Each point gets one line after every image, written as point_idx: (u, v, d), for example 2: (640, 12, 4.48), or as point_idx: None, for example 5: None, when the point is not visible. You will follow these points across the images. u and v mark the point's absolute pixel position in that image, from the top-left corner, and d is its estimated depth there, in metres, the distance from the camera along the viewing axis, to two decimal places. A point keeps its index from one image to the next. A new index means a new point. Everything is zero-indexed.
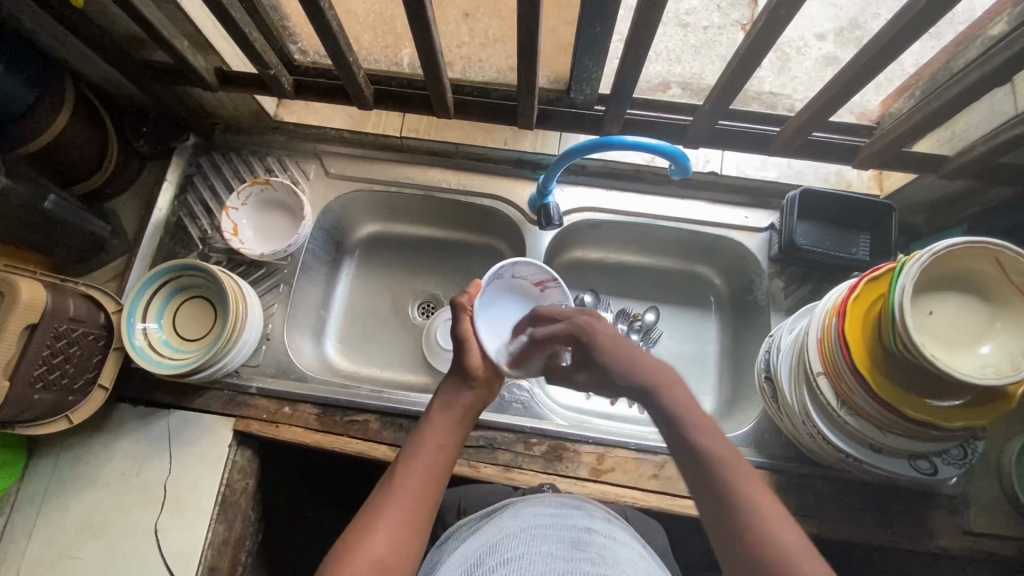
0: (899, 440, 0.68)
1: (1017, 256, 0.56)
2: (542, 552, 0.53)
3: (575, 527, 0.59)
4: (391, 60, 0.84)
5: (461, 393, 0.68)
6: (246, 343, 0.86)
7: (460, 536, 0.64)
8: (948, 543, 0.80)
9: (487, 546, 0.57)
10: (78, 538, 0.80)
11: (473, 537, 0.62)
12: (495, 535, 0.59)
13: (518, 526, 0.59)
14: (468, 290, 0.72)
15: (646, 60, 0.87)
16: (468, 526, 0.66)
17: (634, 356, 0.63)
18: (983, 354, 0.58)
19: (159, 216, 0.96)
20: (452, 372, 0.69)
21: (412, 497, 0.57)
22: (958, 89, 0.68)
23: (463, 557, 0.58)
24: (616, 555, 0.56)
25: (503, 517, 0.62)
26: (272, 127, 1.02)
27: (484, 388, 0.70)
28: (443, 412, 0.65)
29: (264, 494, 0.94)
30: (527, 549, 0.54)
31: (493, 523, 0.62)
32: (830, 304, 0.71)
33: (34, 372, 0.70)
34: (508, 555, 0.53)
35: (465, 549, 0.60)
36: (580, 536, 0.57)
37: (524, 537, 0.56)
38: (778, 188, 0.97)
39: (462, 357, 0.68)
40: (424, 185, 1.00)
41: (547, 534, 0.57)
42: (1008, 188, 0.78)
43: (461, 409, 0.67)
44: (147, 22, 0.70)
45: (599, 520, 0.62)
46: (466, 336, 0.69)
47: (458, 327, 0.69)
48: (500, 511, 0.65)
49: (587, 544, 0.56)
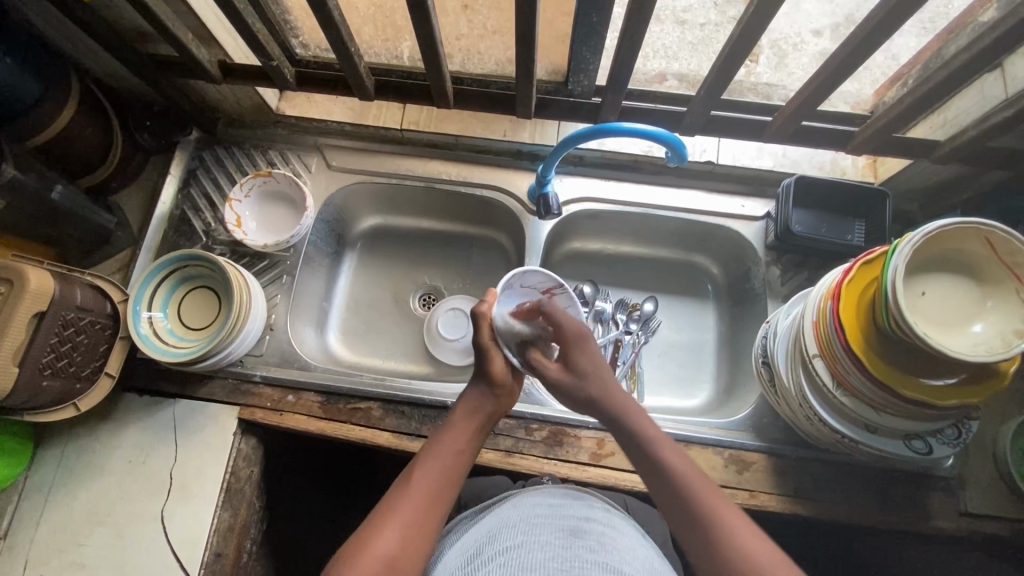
0: (893, 419, 0.69)
1: (1007, 236, 0.57)
2: (541, 540, 0.54)
3: (574, 516, 0.60)
4: (392, 53, 0.85)
5: (486, 400, 0.71)
6: (251, 332, 0.87)
7: (460, 528, 0.66)
8: (944, 523, 0.81)
9: (487, 535, 0.58)
10: (85, 525, 0.82)
11: (475, 526, 0.63)
12: (495, 524, 0.60)
13: (518, 515, 0.60)
14: (487, 299, 0.76)
15: (645, 54, 0.89)
16: (469, 519, 0.67)
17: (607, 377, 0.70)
18: (975, 333, 0.59)
19: (163, 209, 0.97)
20: (477, 381, 0.72)
21: (430, 495, 0.59)
22: (948, 74, 0.69)
23: (464, 546, 0.59)
24: (615, 542, 0.57)
25: (501, 508, 0.64)
26: (275, 121, 1.03)
27: (506, 396, 0.73)
28: (465, 419, 0.68)
29: (270, 483, 0.95)
30: (526, 538, 0.55)
31: (493, 513, 0.63)
32: (825, 287, 0.72)
33: (43, 359, 0.71)
34: (507, 544, 0.55)
35: (464, 539, 0.61)
36: (580, 524, 0.58)
37: (524, 526, 0.57)
38: (773, 177, 0.98)
39: (485, 365, 0.72)
40: (424, 177, 1.01)
41: (546, 523, 0.58)
42: (1000, 172, 0.80)
43: (483, 419, 0.69)
44: (152, 14, 0.72)
45: (597, 510, 0.63)
46: (486, 346, 0.72)
47: (477, 338, 0.72)
48: (499, 503, 0.66)
49: (585, 532, 0.57)
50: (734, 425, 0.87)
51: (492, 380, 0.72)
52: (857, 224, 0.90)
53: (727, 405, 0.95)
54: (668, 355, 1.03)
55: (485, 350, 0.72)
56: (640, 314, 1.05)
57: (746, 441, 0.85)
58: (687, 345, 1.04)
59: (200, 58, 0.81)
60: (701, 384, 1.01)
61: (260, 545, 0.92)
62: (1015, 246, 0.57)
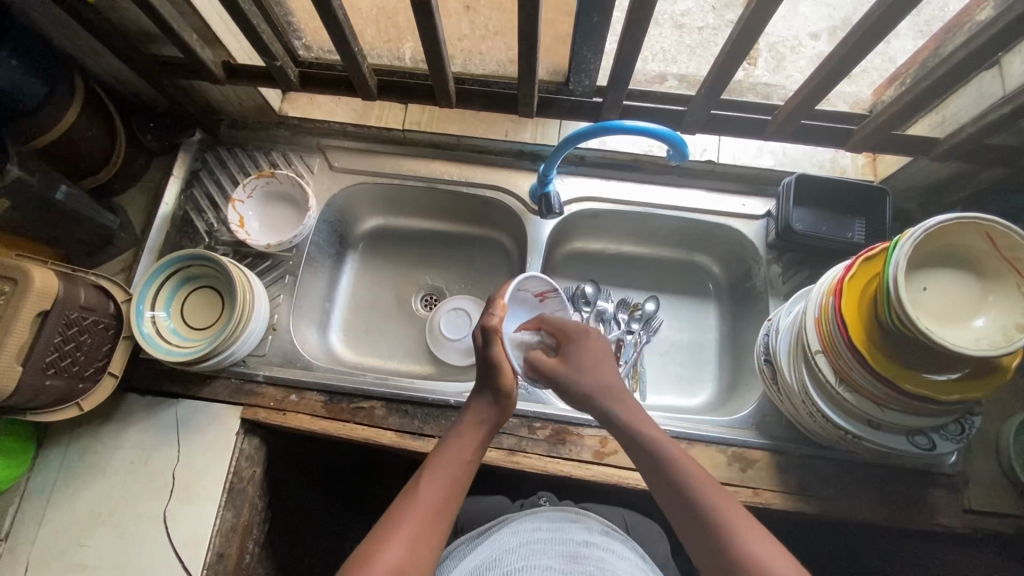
0: (897, 416, 0.69)
1: (1008, 231, 0.57)
2: (540, 565, 0.56)
3: (573, 540, 0.62)
4: (394, 54, 0.86)
5: (491, 411, 0.70)
6: (254, 332, 0.87)
7: (459, 553, 0.66)
8: (948, 521, 0.81)
9: (487, 560, 0.59)
10: (87, 526, 0.81)
11: (473, 552, 0.64)
12: (495, 549, 0.61)
13: (517, 540, 0.61)
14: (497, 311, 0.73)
15: (643, 58, 0.91)
16: (467, 544, 0.67)
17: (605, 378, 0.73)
18: (977, 327, 0.59)
19: (166, 210, 0.97)
20: (484, 391, 0.71)
21: (435, 506, 0.59)
22: (945, 72, 0.70)
23: (464, 570, 0.60)
24: (614, 566, 0.58)
25: (500, 534, 0.65)
26: (277, 122, 1.04)
27: (512, 406, 0.73)
28: (473, 428, 0.68)
29: (274, 485, 0.95)
30: (526, 563, 0.56)
31: (493, 539, 0.64)
32: (827, 284, 0.72)
33: (46, 359, 0.71)
34: (507, 568, 0.56)
35: (464, 562, 0.62)
36: (579, 549, 0.60)
37: (523, 552, 0.59)
38: (774, 175, 0.99)
39: (496, 379, 0.70)
40: (426, 177, 1.01)
41: (545, 550, 0.59)
42: (999, 169, 0.80)
43: (488, 428, 0.69)
44: (156, 12, 0.72)
45: (596, 534, 0.64)
46: (497, 361, 0.70)
47: (489, 352, 0.71)
48: (498, 526, 0.67)
49: (585, 557, 0.58)
50: (737, 422, 0.87)
51: (497, 391, 0.71)
52: (858, 223, 0.90)
53: (730, 403, 0.95)
54: (670, 354, 1.03)
55: (495, 363, 0.70)
56: (641, 314, 1.05)
57: (748, 438, 0.85)
58: (688, 344, 1.04)
59: (204, 58, 0.81)
60: (702, 383, 1.01)
61: (263, 547, 0.92)
62: (1015, 241, 0.58)
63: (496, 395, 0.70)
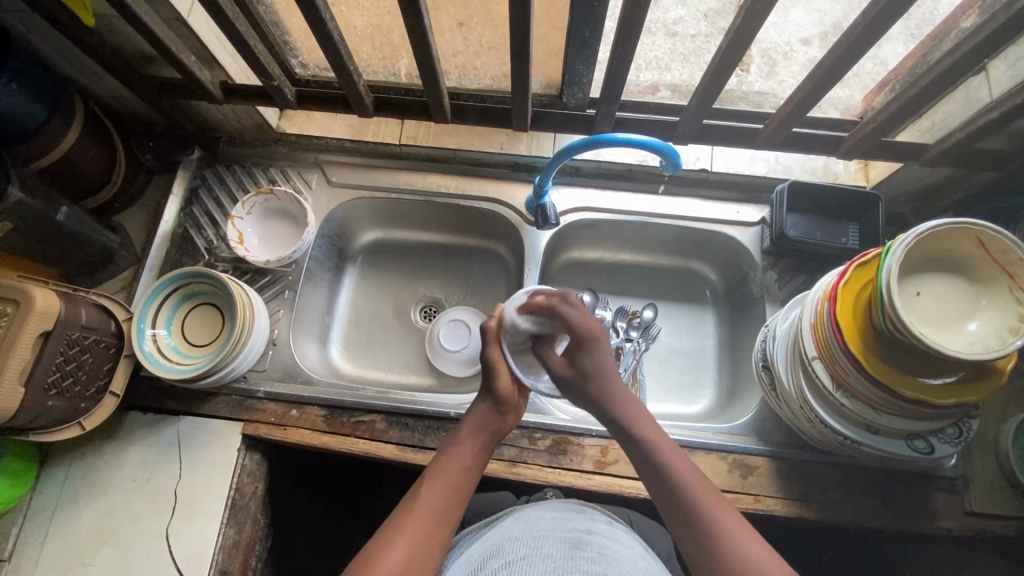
0: (893, 420, 0.69)
1: (998, 235, 0.58)
2: (542, 553, 0.55)
3: (576, 529, 0.62)
4: (390, 70, 0.87)
5: (491, 418, 0.71)
6: (254, 348, 0.88)
7: (464, 544, 0.66)
8: (949, 524, 0.81)
9: (490, 548, 0.59)
10: (91, 544, 0.82)
11: (477, 542, 0.64)
12: (498, 539, 0.61)
13: (521, 530, 0.61)
14: (496, 316, 0.76)
15: (636, 67, 0.93)
16: (470, 536, 0.68)
17: (611, 382, 0.70)
18: (970, 331, 0.59)
19: (165, 228, 0.98)
20: (485, 398, 0.73)
21: (434, 515, 0.59)
22: (931, 78, 0.71)
23: (468, 560, 0.60)
24: (617, 553, 0.58)
25: (504, 523, 0.65)
26: (275, 139, 1.05)
27: (512, 413, 0.75)
28: (473, 435, 0.69)
29: (276, 500, 0.95)
30: (528, 551, 0.56)
31: (497, 528, 0.64)
32: (821, 291, 0.72)
33: (48, 379, 0.72)
34: (509, 557, 0.56)
35: (469, 552, 0.62)
36: (582, 537, 0.59)
37: (525, 541, 0.58)
38: (767, 182, 1.00)
39: (491, 382, 0.72)
40: (424, 191, 1.02)
41: (548, 537, 0.59)
42: (992, 172, 0.81)
43: (487, 437, 0.70)
44: (154, 36, 0.73)
45: (599, 523, 0.65)
46: (495, 363, 0.72)
47: (484, 355, 0.73)
48: (504, 517, 0.67)
49: (586, 544, 0.58)
50: (737, 429, 0.88)
51: (496, 397, 0.72)
52: (852, 227, 0.91)
53: (731, 409, 0.95)
54: (669, 362, 1.03)
55: (492, 367, 0.72)
56: (640, 321, 1.04)
57: (748, 446, 0.85)
58: (688, 351, 1.04)
59: (202, 79, 0.82)
60: (701, 391, 1.01)
61: (265, 562, 0.92)
62: (1005, 245, 0.58)
63: (496, 400, 0.72)
